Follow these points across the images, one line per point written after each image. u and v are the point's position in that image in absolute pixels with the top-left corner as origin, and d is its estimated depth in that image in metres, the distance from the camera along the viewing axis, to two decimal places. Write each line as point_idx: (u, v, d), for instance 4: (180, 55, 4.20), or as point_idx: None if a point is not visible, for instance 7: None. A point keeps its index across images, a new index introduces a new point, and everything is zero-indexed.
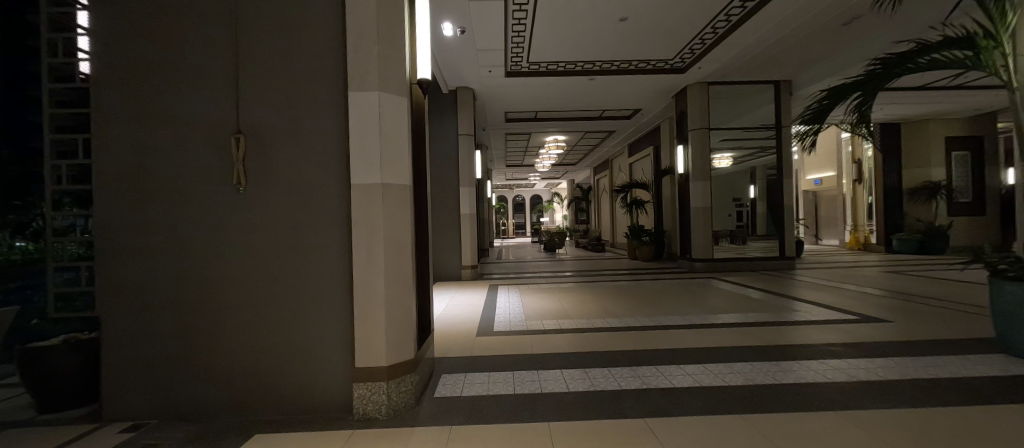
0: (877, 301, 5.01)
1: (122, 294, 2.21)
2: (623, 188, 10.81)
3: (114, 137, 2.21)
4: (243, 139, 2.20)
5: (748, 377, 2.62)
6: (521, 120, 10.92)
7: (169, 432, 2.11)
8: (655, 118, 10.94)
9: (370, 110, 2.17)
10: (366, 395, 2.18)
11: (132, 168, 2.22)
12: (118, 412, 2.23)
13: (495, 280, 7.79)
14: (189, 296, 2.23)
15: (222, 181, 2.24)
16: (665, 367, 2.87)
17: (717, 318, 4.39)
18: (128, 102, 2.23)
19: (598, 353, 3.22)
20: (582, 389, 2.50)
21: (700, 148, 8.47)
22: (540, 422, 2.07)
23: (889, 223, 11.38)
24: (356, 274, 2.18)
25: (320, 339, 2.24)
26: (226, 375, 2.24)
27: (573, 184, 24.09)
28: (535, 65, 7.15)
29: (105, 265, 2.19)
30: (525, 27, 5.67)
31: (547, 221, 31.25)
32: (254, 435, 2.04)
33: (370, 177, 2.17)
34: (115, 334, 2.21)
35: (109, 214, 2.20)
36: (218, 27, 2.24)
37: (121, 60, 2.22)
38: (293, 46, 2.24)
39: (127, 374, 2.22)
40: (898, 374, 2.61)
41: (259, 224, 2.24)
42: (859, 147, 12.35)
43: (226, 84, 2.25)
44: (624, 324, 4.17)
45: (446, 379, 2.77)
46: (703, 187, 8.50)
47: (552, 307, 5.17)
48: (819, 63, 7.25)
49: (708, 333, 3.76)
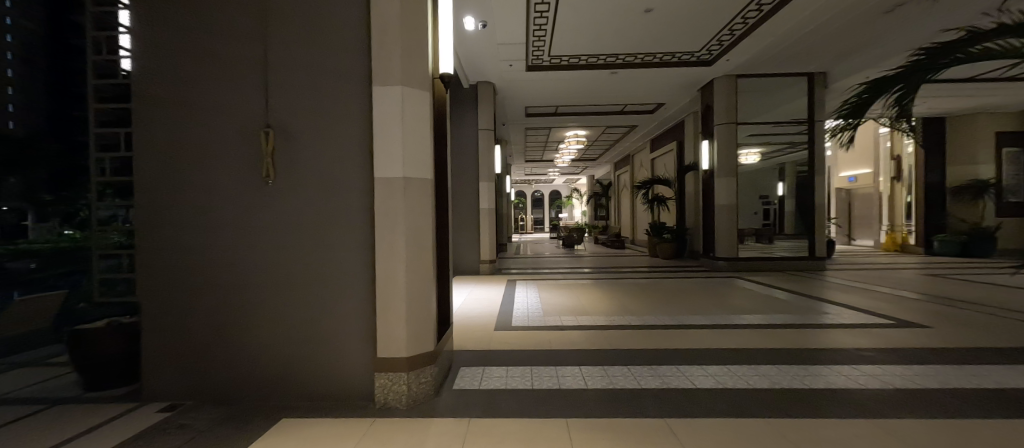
0: (914, 305, 4.77)
1: (158, 280, 2.31)
2: (645, 184, 10.57)
3: (150, 131, 2.31)
4: (272, 134, 2.26)
5: (774, 380, 2.54)
6: (541, 114, 10.85)
7: (202, 413, 2.21)
8: (679, 113, 10.69)
9: (392, 105, 2.20)
10: (386, 385, 2.23)
11: (166, 160, 2.31)
12: (156, 392, 2.36)
13: (512, 276, 7.76)
14: (219, 287, 2.32)
15: (252, 175, 2.31)
16: (686, 367, 2.81)
17: (740, 318, 4.27)
18: (162, 99, 2.32)
19: (617, 351, 3.19)
20: (600, 387, 2.48)
21: (727, 143, 8.18)
22: (558, 419, 2.05)
23: (931, 224, 10.76)
24: (379, 269, 2.22)
25: (342, 327, 2.29)
26: (254, 360, 2.32)
27: (593, 180, 23.90)
28: (556, 59, 7.07)
29: (145, 252, 2.31)
30: (547, 20, 5.60)
31: (566, 217, 31.11)
32: (280, 421, 2.10)
33: (392, 171, 2.19)
34: (152, 319, 2.33)
35: (146, 205, 2.30)
36: (248, 25, 2.31)
37: (157, 58, 2.31)
38: (320, 40, 2.28)
39: (162, 359, 2.34)
40: (937, 382, 2.48)
41: (286, 216, 2.31)
42: (898, 142, 11.69)
43: (254, 78, 2.31)
44: (643, 322, 4.12)
45: (464, 372, 2.79)
46: (729, 183, 8.23)
47: (568, 303, 5.17)
48: (856, 55, 6.90)
49: (731, 334, 3.67)
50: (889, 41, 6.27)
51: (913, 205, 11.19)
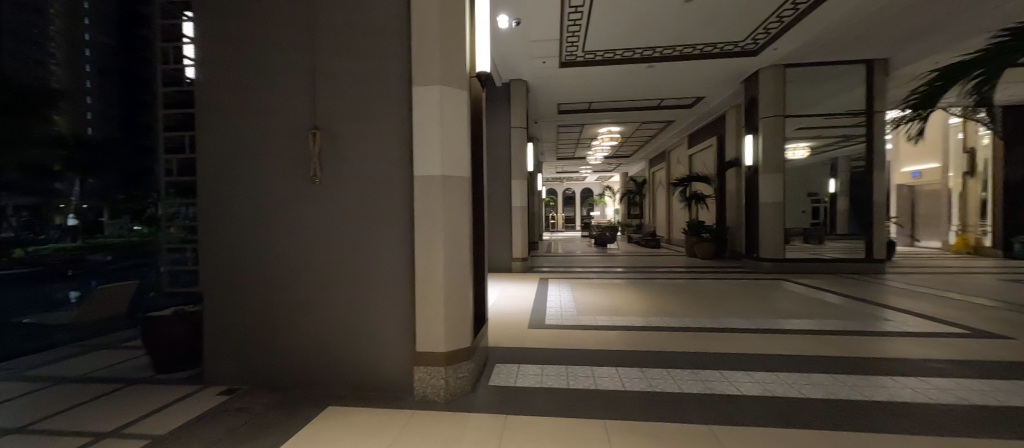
0: (990, 314, 4.33)
1: (217, 272, 2.49)
2: (682, 181, 10.21)
3: (211, 134, 2.48)
4: (318, 135, 2.37)
5: (829, 390, 2.38)
6: (574, 111, 10.73)
7: (256, 398, 2.36)
8: (720, 107, 10.23)
9: (431, 104, 2.24)
10: (425, 379, 2.28)
11: (224, 160, 2.48)
12: (216, 376, 2.53)
13: (545, 274, 7.74)
14: (271, 279, 2.46)
15: (300, 174, 2.43)
16: (730, 372, 2.70)
17: (787, 323, 4.04)
18: (221, 103, 2.48)
19: (654, 353, 3.11)
20: (639, 389, 2.42)
21: (773, 138, 7.74)
22: (596, 420, 2.02)
23: (1011, 224, 9.71)
24: (418, 265, 2.27)
25: (383, 321, 2.37)
26: (302, 350, 2.45)
27: (627, 177, 23.35)
28: (591, 54, 6.95)
29: (206, 246, 2.48)
30: (582, 15, 5.52)
31: (598, 216, 30.61)
32: (326, 408, 2.21)
33: (431, 170, 2.23)
34: (213, 309, 2.51)
35: (207, 202, 2.48)
36: (297, 30, 2.42)
37: (217, 65, 2.47)
38: (363, 42, 2.36)
39: (221, 346, 2.52)
40: (1021, 400, 2.24)
41: (331, 213, 2.41)
42: (972, 133, 10.59)
43: (302, 81, 2.42)
44: (681, 324, 3.99)
45: (500, 368, 2.82)
46: (775, 180, 7.79)
47: (602, 302, 5.09)
48: (923, 39, 6.32)
49: (778, 339, 3.48)
50: (962, 22, 5.70)
51: (989, 203, 10.14)
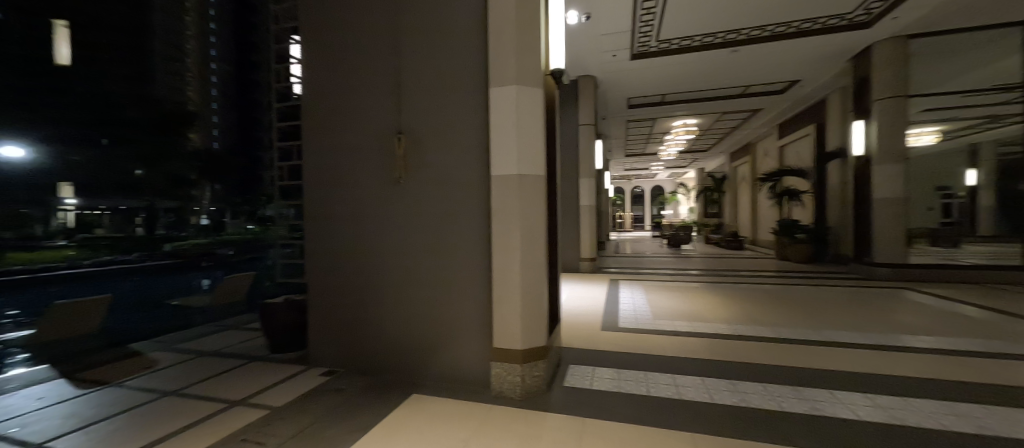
0: None
1: (318, 266, 2.78)
2: (773, 176, 9.20)
3: (313, 141, 2.77)
4: (403, 138, 2.53)
5: (979, 425, 1.96)
6: (646, 105, 10.22)
7: (350, 381, 2.58)
8: (820, 90, 9.04)
9: (507, 104, 2.26)
10: (502, 375, 2.32)
11: (324, 164, 2.76)
12: (318, 359, 2.83)
13: (613, 275, 7.48)
14: (362, 273, 2.68)
15: (387, 176, 2.61)
16: (840, 393, 2.36)
17: (912, 340, 3.42)
18: (320, 114, 2.76)
19: (743, 365, 2.83)
20: (727, 403, 2.22)
21: (891, 123, 6.64)
22: (682, 432, 1.89)
23: None
24: (495, 263, 2.32)
25: (462, 316, 2.45)
26: (389, 339, 2.63)
27: (704, 173, 21.67)
28: (666, 43, 6.55)
29: (309, 243, 2.78)
30: (658, 2, 5.21)
31: (671, 214, 28.84)
32: (411, 395, 2.35)
33: (508, 169, 2.26)
34: (314, 298, 2.81)
35: (310, 203, 2.78)
36: (383, 41, 2.60)
37: (317, 80, 2.76)
38: (442, 48, 2.46)
39: (321, 332, 2.81)
40: None
41: (415, 212, 2.55)
42: None
43: (388, 89, 2.60)
44: (773, 335, 3.59)
45: (575, 370, 2.77)
46: (893, 172, 6.68)
47: (676, 307, 4.78)
48: None
49: (901, 358, 2.96)
50: None
51: None
